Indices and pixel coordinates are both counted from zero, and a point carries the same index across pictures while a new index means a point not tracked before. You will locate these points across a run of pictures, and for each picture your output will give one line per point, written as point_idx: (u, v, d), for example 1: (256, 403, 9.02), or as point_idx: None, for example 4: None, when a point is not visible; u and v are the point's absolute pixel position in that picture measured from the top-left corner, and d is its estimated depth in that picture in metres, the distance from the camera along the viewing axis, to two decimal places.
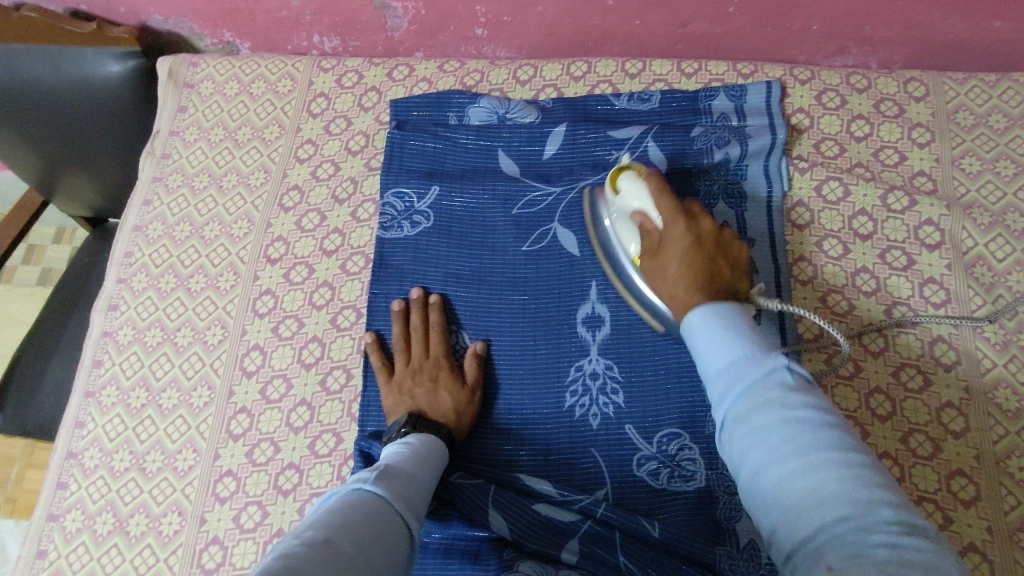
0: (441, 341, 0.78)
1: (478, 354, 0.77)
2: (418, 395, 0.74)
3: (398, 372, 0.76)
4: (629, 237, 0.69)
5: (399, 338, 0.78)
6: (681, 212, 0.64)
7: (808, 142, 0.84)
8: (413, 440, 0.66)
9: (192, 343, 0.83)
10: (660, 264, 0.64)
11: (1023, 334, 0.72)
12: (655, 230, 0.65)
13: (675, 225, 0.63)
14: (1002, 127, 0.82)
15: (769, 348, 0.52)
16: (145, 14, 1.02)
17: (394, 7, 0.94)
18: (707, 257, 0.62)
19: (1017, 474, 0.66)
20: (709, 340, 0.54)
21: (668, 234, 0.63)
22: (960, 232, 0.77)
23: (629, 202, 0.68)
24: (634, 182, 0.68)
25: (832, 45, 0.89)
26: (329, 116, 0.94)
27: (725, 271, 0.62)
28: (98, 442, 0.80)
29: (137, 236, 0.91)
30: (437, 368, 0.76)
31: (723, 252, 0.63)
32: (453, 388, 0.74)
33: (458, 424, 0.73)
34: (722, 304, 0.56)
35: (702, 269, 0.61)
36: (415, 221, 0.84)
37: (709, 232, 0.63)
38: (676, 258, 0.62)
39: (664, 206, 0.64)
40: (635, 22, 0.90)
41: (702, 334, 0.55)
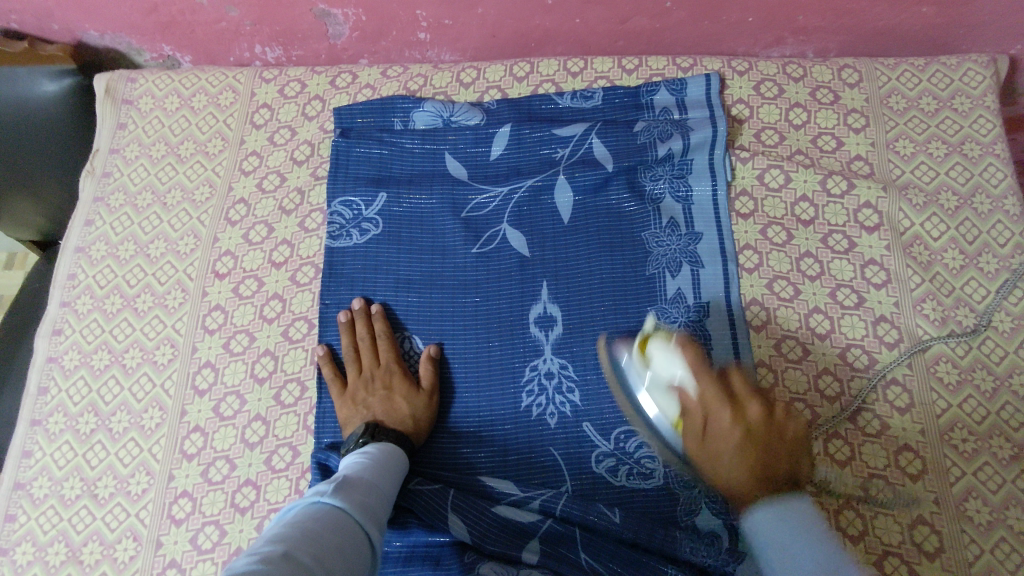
0: (393, 348, 0.78)
1: (433, 357, 0.77)
2: (373, 403, 0.74)
3: (351, 382, 0.76)
4: (666, 404, 0.64)
5: (349, 347, 0.78)
6: (724, 395, 0.60)
7: (749, 132, 0.86)
8: (370, 449, 0.66)
9: (141, 364, 0.82)
10: (706, 450, 0.59)
11: (960, 309, 0.74)
12: (694, 407, 0.61)
13: (718, 412, 0.59)
14: (932, 109, 0.84)
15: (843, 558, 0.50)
16: (80, 30, 1.01)
17: (335, 14, 0.94)
18: (761, 449, 0.57)
19: (961, 446, 0.68)
20: (785, 540, 0.51)
21: (713, 417, 0.59)
22: (898, 213, 0.79)
23: (662, 376, 0.64)
24: (665, 355, 0.64)
25: (768, 36, 0.90)
26: (273, 127, 0.93)
27: (782, 462, 0.57)
28: (47, 471, 0.78)
29: (80, 257, 0.89)
30: (390, 375, 0.76)
31: (776, 437, 0.58)
32: (408, 394, 0.74)
33: (416, 430, 0.73)
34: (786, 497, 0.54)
35: (759, 471, 0.56)
36: (363, 229, 0.84)
37: (757, 421, 0.58)
38: (726, 447, 0.57)
39: (705, 389, 0.60)
40: (575, 21, 0.91)
41: (772, 534, 0.52)
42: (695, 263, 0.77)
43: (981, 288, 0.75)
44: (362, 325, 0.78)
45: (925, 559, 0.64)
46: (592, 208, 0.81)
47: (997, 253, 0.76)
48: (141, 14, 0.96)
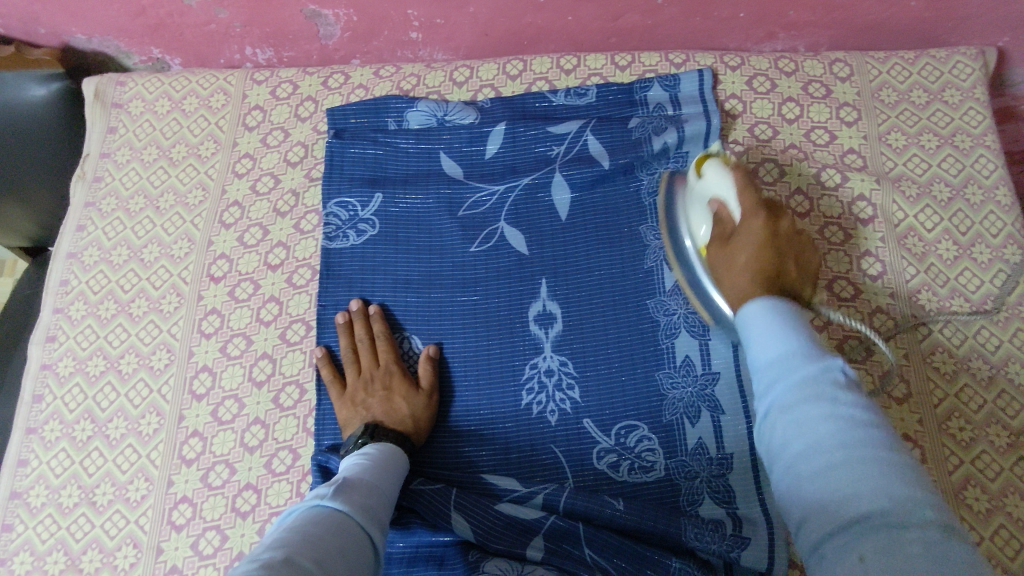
0: (391, 349, 0.77)
1: (431, 357, 0.77)
2: (372, 404, 0.73)
3: (350, 383, 0.75)
4: (701, 220, 0.67)
5: (348, 349, 0.77)
6: (763, 206, 0.61)
7: (742, 127, 0.86)
8: (370, 450, 0.65)
9: (137, 369, 0.81)
10: (727, 252, 0.61)
11: (955, 299, 0.75)
12: (732, 218, 0.62)
13: (751, 220, 0.60)
14: (923, 102, 0.85)
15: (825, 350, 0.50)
16: (67, 34, 1.00)
17: (325, 15, 0.93)
18: (780, 256, 0.58)
19: (959, 434, 0.69)
20: (763, 331, 0.52)
21: (745, 225, 0.60)
22: (891, 205, 0.80)
23: (710, 188, 0.66)
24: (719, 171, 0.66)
25: (760, 31, 0.91)
26: (266, 129, 0.93)
27: (791, 277, 0.58)
28: (44, 479, 0.77)
29: (73, 263, 0.88)
30: (389, 375, 0.75)
31: (795, 257, 0.59)
32: (407, 394, 0.74)
33: (416, 430, 0.72)
34: (777, 298, 0.54)
35: (769, 268, 0.57)
36: (360, 229, 0.83)
37: (783, 234, 0.60)
38: (744, 247, 0.59)
39: (746, 198, 0.62)
40: (567, 18, 0.91)
41: (756, 325, 0.52)
42: None
43: (975, 278, 0.76)
44: (360, 327, 0.78)
45: None
46: (589, 205, 0.82)
47: (990, 243, 0.77)
48: (129, 16, 0.96)
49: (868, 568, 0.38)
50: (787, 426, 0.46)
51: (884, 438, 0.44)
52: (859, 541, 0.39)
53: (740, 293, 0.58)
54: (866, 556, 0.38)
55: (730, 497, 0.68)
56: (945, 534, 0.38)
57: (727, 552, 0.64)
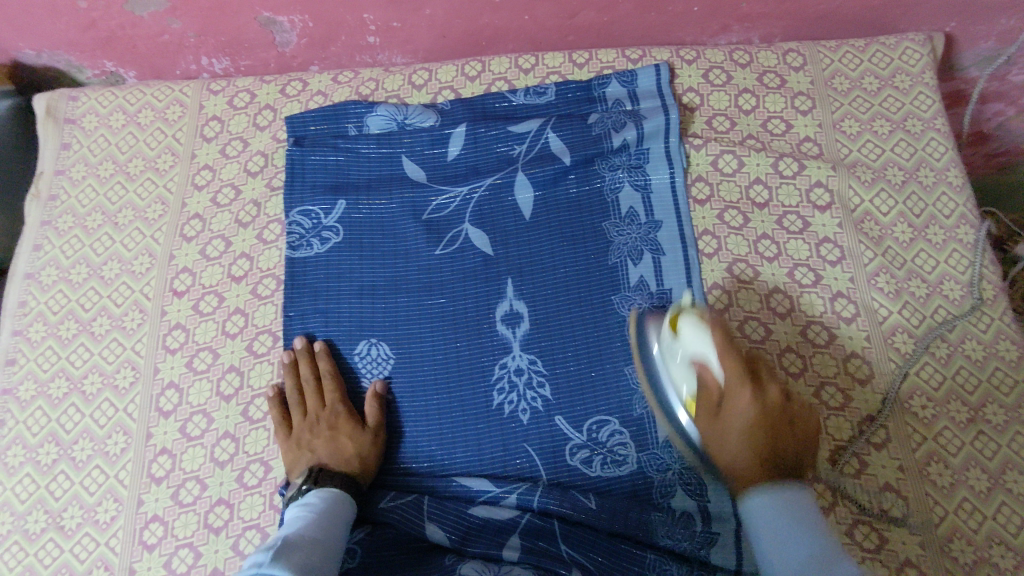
0: (337, 388, 0.76)
1: (379, 394, 0.75)
2: (318, 446, 0.73)
3: (296, 425, 0.74)
4: (682, 379, 0.65)
5: (292, 389, 0.76)
6: (745, 375, 0.60)
7: (701, 120, 0.87)
8: (312, 500, 0.66)
9: (102, 389, 0.80)
10: (719, 425, 0.61)
11: (912, 280, 0.76)
12: (717, 382, 0.62)
13: (739, 392, 0.60)
14: (875, 88, 0.86)
15: (833, 544, 0.52)
16: (16, 50, 0.98)
17: (280, 21, 0.92)
18: (770, 441, 0.59)
19: (921, 412, 0.71)
20: (775, 528, 0.54)
21: (733, 398, 0.60)
22: (848, 190, 0.81)
23: (689, 345, 0.64)
24: (697, 327, 0.63)
25: (714, 24, 0.92)
26: (224, 139, 0.92)
27: (788, 448, 0.59)
28: (9, 506, 0.76)
29: (31, 284, 0.87)
30: (335, 415, 0.74)
31: (789, 425, 0.60)
32: (353, 433, 0.73)
33: (364, 469, 0.72)
34: (784, 484, 0.56)
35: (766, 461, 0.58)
36: (324, 237, 0.83)
37: (774, 403, 0.60)
38: (736, 433, 0.60)
39: (729, 367, 0.60)
40: (524, 17, 0.91)
41: (763, 520, 0.54)
42: (656, 249, 0.78)
43: (931, 259, 0.77)
44: (304, 367, 0.76)
45: (894, 524, 0.66)
46: (552, 201, 0.82)
47: (944, 224, 0.79)
48: (79, 30, 0.94)
49: None
50: None
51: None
52: None
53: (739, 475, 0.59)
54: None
55: (703, 490, 0.68)
56: None
57: (696, 549, 0.65)
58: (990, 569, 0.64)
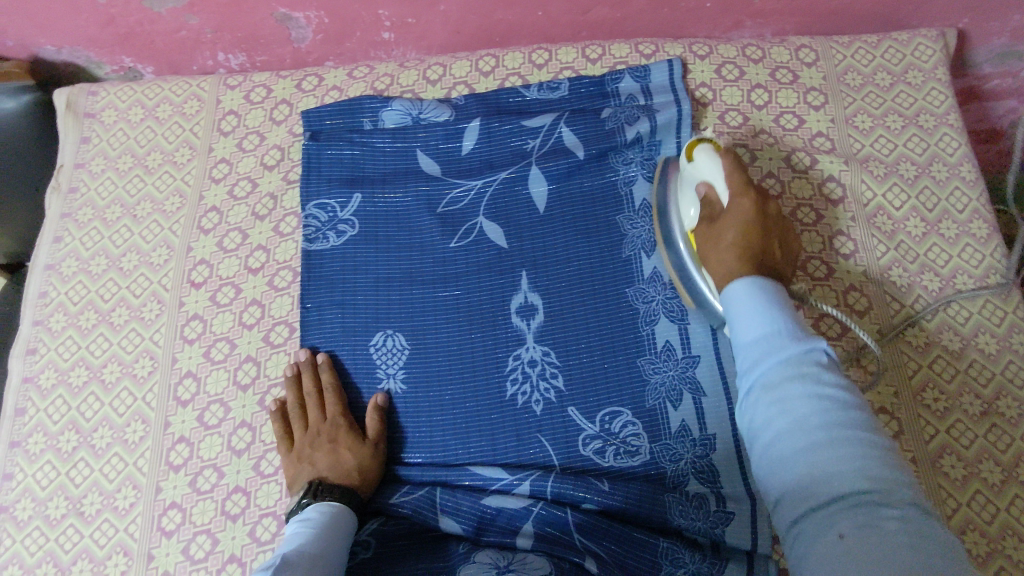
0: (339, 400, 0.76)
1: (379, 406, 0.75)
2: (318, 459, 0.72)
3: (297, 439, 0.74)
4: (691, 203, 0.69)
5: (294, 403, 0.76)
6: (750, 186, 0.64)
7: (713, 114, 0.87)
8: (311, 515, 0.66)
9: (121, 378, 0.81)
10: (715, 228, 0.64)
11: (925, 274, 0.77)
12: (721, 201, 0.65)
13: (740, 198, 0.63)
14: (887, 83, 0.87)
15: (807, 330, 0.51)
16: (36, 46, 0.99)
17: (297, 17, 0.94)
18: (760, 239, 0.61)
19: (933, 404, 0.71)
20: (747, 311, 0.52)
21: (733, 203, 0.63)
22: (860, 185, 0.81)
23: (700, 171, 0.68)
24: (709, 154, 0.67)
25: (727, 20, 0.92)
26: (241, 133, 0.93)
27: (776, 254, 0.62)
28: (30, 492, 0.77)
29: (51, 275, 0.88)
30: (336, 427, 0.74)
31: (779, 236, 0.63)
32: (353, 445, 0.72)
33: (364, 481, 0.71)
34: (762, 278, 0.55)
35: (753, 250, 0.60)
36: (340, 230, 0.84)
37: (770, 214, 0.64)
38: (729, 229, 0.62)
39: (734, 179, 0.64)
40: (537, 13, 0.92)
41: (741, 303, 0.53)
42: None
43: (944, 253, 0.78)
44: (308, 379, 0.77)
45: None
46: (565, 194, 0.83)
47: (957, 218, 0.79)
48: (98, 26, 0.95)
49: (847, 545, 0.39)
50: (773, 406, 0.47)
51: (862, 419, 0.45)
52: (841, 516, 0.41)
53: (722, 270, 0.61)
54: (847, 531, 0.40)
55: (715, 477, 0.69)
56: (921, 514, 0.41)
57: (711, 529, 0.66)
58: (1004, 562, 0.64)
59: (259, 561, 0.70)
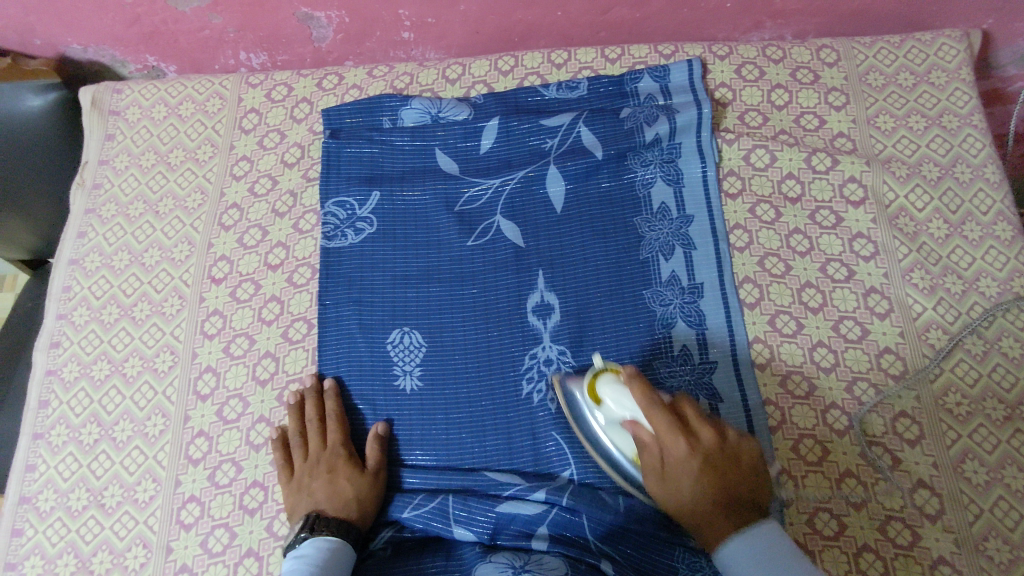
0: (340, 428, 0.75)
1: (380, 436, 0.75)
2: (317, 489, 0.71)
3: (298, 468, 0.73)
4: (623, 439, 0.66)
5: (296, 431, 0.75)
6: (677, 425, 0.61)
7: (733, 115, 0.87)
8: (306, 551, 0.66)
9: (142, 372, 0.82)
10: (668, 479, 0.62)
11: (948, 276, 0.76)
12: (652, 444, 0.62)
13: (674, 446, 0.61)
14: (910, 84, 0.86)
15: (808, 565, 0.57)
16: (63, 45, 1.01)
17: (318, 17, 0.95)
18: (719, 478, 0.60)
19: (956, 409, 0.70)
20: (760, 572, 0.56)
21: (670, 451, 0.62)
22: (882, 186, 0.81)
23: (616, 409, 0.64)
24: (616, 388, 0.64)
25: (747, 20, 0.92)
26: (262, 131, 0.94)
27: (740, 485, 0.61)
28: (52, 484, 0.78)
29: (74, 270, 0.89)
30: (336, 457, 0.73)
31: (732, 462, 0.61)
32: (352, 475, 0.71)
33: (362, 512, 0.70)
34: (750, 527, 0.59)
35: (721, 498, 0.60)
36: (358, 228, 0.84)
37: (710, 448, 0.61)
38: (687, 481, 0.61)
39: (660, 426, 0.61)
40: (557, 13, 0.93)
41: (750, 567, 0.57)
42: (687, 244, 0.79)
43: (967, 255, 0.77)
44: (311, 405, 0.76)
45: (927, 521, 0.66)
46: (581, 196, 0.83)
47: (980, 220, 0.78)
48: (123, 25, 0.97)
49: None
50: None
51: None
52: None
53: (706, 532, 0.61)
54: None
55: None
56: None
57: None
58: None
59: (276, 557, 0.71)
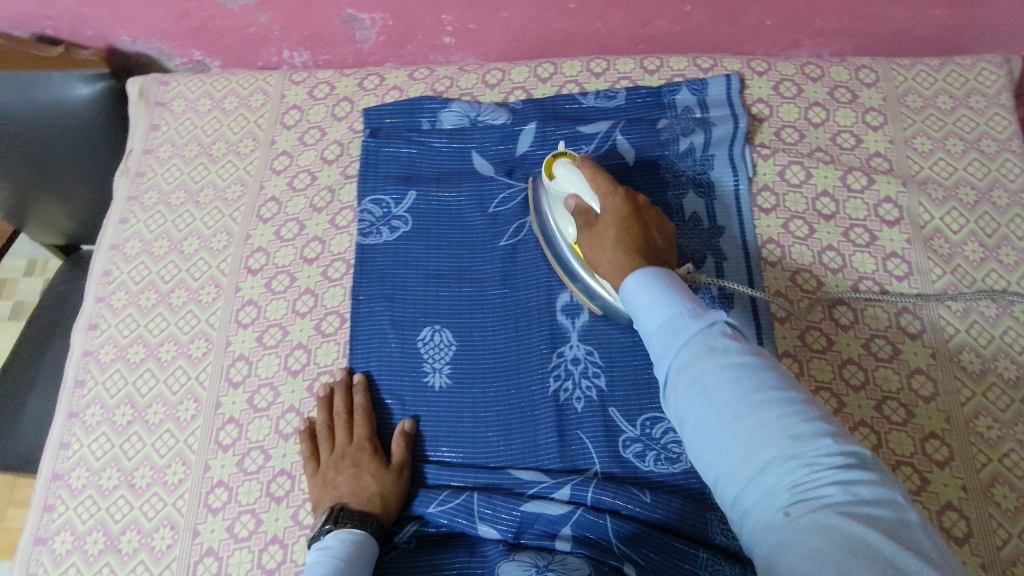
0: (367, 423, 0.75)
1: (406, 433, 0.75)
2: (341, 483, 0.72)
3: (323, 460, 0.74)
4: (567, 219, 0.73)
5: (323, 424, 0.76)
6: (614, 187, 0.69)
7: (769, 130, 0.88)
8: (330, 543, 0.66)
9: (176, 357, 0.83)
10: (598, 230, 0.67)
11: (982, 300, 0.76)
12: (591, 208, 0.69)
13: (609, 197, 0.68)
14: (949, 107, 0.86)
15: (703, 306, 0.54)
16: (113, 36, 1.03)
17: (362, 18, 0.97)
18: (640, 229, 0.66)
19: (986, 432, 0.70)
20: (649, 302, 0.55)
21: (605, 207, 0.68)
22: (917, 207, 0.81)
23: (564, 184, 0.72)
24: (568, 168, 0.73)
25: (785, 38, 0.93)
26: (303, 128, 0.96)
27: (654, 236, 0.66)
28: (85, 462, 0.79)
29: (115, 254, 0.91)
30: (361, 452, 0.73)
31: (655, 224, 0.68)
32: (377, 471, 0.72)
33: (385, 507, 0.71)
34: (653, 267, 0.58)
35: (638, 239, 0.65)
36: (393, 225, 0.86)
37: (637, 206, 0.68)
38: (612, 226, 0.66)
39: (598, 182, 0.69)
40: (597, 24, 0.94)
41: (642, 296, 0.55)
42: (719, 254, 0.79)
43: (1002, 279, 0.76)
44: (339, 399, 0.77)
45: (955, 543, 0.65)
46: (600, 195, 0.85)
47: (1016, 245, 0.78)
48: (173, 19, 0.99)
49: (789, 519, 0.42)
50: (694, 393, 0.49)
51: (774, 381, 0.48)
52: (780, 489, 0.43)
53: (617, 265, 0.64)
54: (791, 506, 0.43)
55: None
56: (847, 467, 0.43)
57: None
58: None
59: (300, 545, 0.72)
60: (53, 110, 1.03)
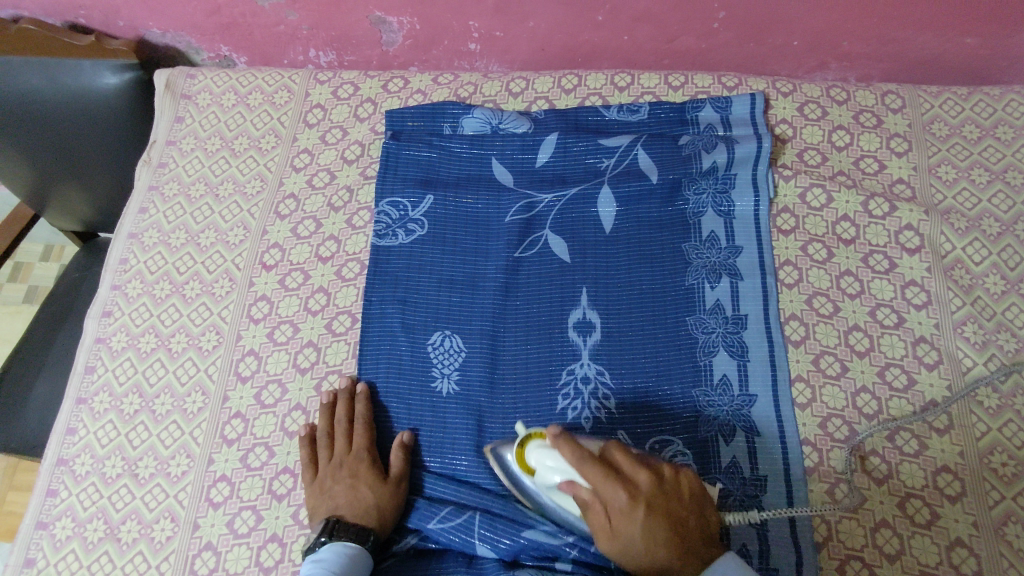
0: (367, 433, 0.75)
1: (405, 445, 0.75)
2: (338, 493, 0.72)
3: (322, 468, 0.74)
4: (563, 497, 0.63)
5: (324, 431, 0.76)
6: (611, 476, 0.59)
7: (792, 151, 0.87)
8: (323, 556, 0.66)
9: (186, 349, 0.84)
10: (617, 537, 0.58)
11: (1002, 334, 0.74)
12: (595, 501, 0.60)
13: (611, 497, 0.59)
14: (975, 137, 0.85)
15: None
16: (143, 28, 1.04)
17: (390, 21, 0.97)
18: (663, 519, 0.58)
19: (1001, 470, 0.68)
20: None
21: (614, 509, 0.58)
22: (939, 236, 0.80)
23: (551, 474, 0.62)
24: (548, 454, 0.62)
25: (812, 60, 0.93)
26: (325, 127, 0.96)
27: (682, 518, 0.59)
28: (90, 449, 0.79)
29: (132, 243, 0.92)
30: (359, 462, 0.73)
31: (675, 499, 0.59)
32: (373, 483, 0.72)
33: (381, 522, 0.70)
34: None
35: (669, 538, 0.58)
36: (409, 229, 0.86)
37: (648, 489, 0.59)
38: (635, 534, 0.58)
39: (594, 480, 0.59)
40: (623, 38, 0.94)
41: None
42: (735, 276, 0.79)
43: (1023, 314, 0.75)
44: (341, 407, 0.76)
45: None
46: (617, 285, 0.80)
47: None
48: (204, 14, 1.00)
49: None
50: None
51: None
52: None
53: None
54: None
55: (763, 519, 0.68)
56: None
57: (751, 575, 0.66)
58: None
59: (299, 544, 0.72)
60: (82, 97, 1.04)
